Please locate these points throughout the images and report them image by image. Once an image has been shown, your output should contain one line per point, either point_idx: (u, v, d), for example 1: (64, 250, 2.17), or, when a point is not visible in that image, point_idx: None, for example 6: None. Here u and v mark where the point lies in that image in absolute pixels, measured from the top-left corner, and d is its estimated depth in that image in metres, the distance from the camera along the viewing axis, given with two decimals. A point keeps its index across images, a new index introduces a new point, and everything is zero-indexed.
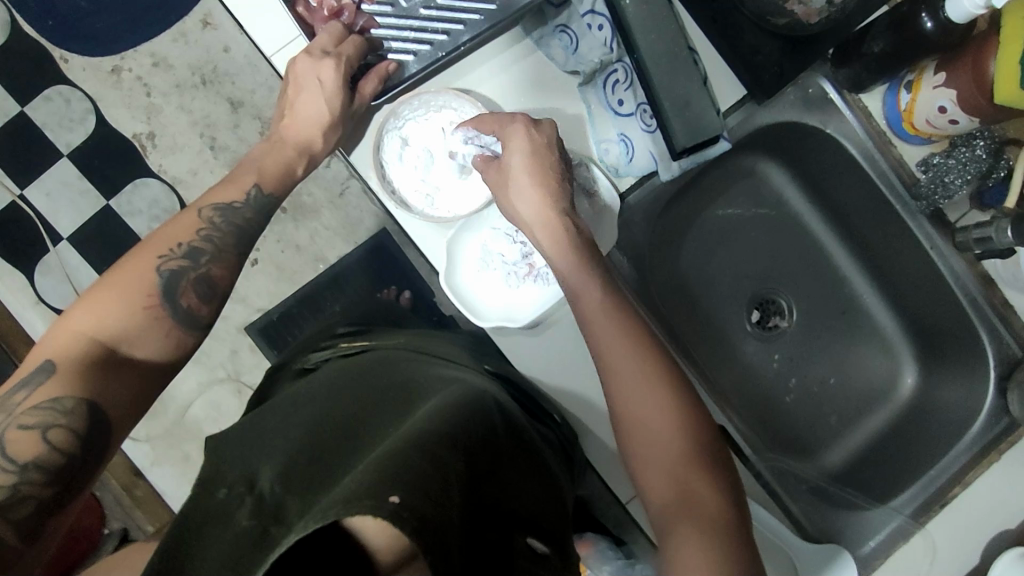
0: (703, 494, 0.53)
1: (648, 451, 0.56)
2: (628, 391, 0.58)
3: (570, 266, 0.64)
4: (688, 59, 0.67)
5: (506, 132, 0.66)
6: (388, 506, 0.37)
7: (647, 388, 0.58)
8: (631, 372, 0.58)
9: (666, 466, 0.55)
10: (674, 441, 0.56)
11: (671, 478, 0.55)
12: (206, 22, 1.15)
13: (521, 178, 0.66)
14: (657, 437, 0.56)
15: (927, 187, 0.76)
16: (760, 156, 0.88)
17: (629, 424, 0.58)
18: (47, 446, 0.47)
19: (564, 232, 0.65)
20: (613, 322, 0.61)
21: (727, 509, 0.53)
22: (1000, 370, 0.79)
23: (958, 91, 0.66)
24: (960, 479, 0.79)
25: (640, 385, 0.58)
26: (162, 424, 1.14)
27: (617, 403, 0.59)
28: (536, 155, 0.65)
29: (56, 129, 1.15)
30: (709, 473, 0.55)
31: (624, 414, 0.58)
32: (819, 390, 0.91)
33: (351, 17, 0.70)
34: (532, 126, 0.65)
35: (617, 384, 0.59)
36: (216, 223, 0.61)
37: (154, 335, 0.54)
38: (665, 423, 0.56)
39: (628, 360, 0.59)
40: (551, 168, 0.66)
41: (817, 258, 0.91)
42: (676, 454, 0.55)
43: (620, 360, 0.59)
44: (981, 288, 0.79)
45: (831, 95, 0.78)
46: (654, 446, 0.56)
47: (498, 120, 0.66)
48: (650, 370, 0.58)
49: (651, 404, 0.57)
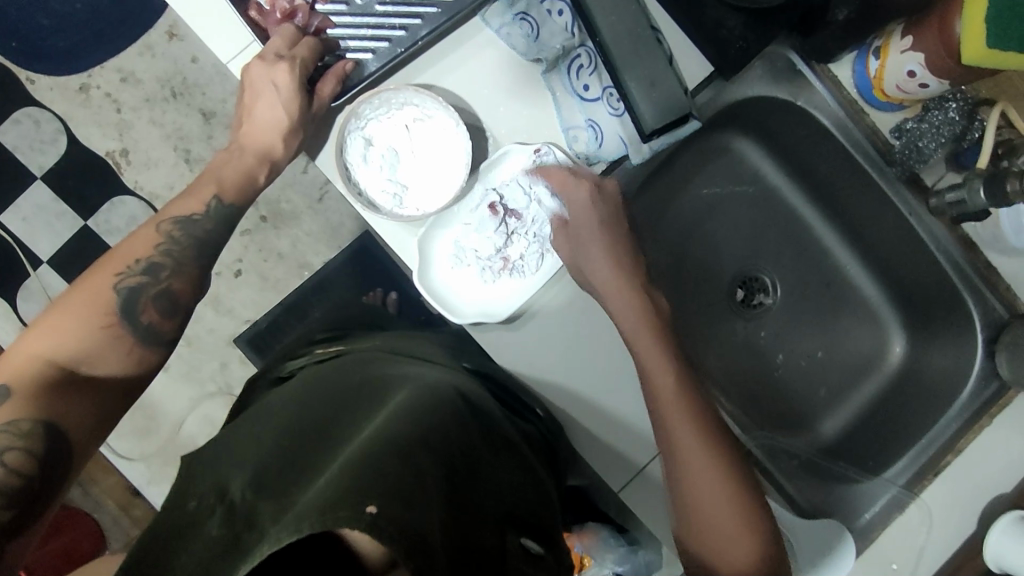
0: (752, 560, 0.62)
1: (707, 525, 0.63)
2: (693, 464, 0.63)
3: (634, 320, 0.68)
4: (652, 38, 0.66)
5: (571, 194, 0.69)
6: (365, 517, 0.36)
7: (710, 460, 0.63)
8: (694, 449, 0.64)
9: (724, 537, 0.62)
10: (735, 516, 0.63)
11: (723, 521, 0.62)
12: (172, 33, 1.13)
13: (593, 240, 0.70)
14: (718, 509, 0.63)
15: (901, 153, 0.76)
16: (734, 133, 0.87)
17: (688, 494, 0.63)
18: (5, 468, 0.46)
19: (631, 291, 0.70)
20: (677, 404, 0.65)
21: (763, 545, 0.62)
22: (988, 333, 0.78)
23: (926, 52, 0.64)
24: (953, 445, 0.78)
25: (702, 460, 0.63)
26: (157, 442, 1.13)
27: (679, 471, 0.64)
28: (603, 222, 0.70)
29: (27, 152, 1.13)
30: (758, 533, 0.62)
31: (687, 484, 0.63)
32: (808, 363, 0.90)
33: (305, 18, 0.69)
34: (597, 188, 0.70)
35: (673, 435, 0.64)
36: (175, 236, 0.59)
37: (115, 354, 0.53)
38: (726, 495, 0.63)
39: (695, 443, 0.64)
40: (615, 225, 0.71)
41: (800, 233, 0.91)
42: (736, 528, 0.62)
43: (686, 437, 0.64)
44: (965, 253, 0.77)
45: (800, 66, 0.77)
46: (716, 516, 0.63)
47: (565, 177, 0.69)
48: (705, 446, 0.64)
49: (712, 475, 0.63)
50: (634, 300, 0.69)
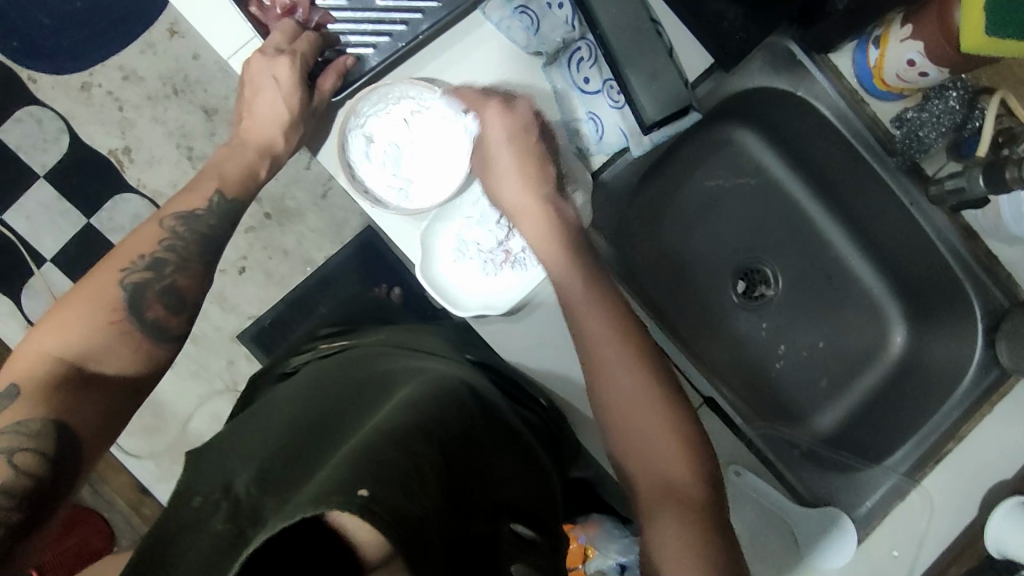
0: (683, 482, 0.56)
1: (637, 451, 0.58)
2: (618, 389, 0.60)
3: (561, 260, 0.67)
4: (652, 31, 0.66)
5: (483, 112, 0.69)
6: (358, 500, 0.36)
7: (638, 383, 0.60)
8: (620, 372, 0.60)
9: (652, 462, 0.57)
10: (668, 451, 0.57)
11: (654, 459, 0.57)
12: (173, 31, 1.13)
13: (506, 158, 0.71)
14: (648, 432, 0.58)
15: (901, 142, 0.76)
16: (734, 125, 0.87)
17: (617, 419, 0.59)
18: (16, 469, 0.46)
19: (545, 213, 0.71)
20: (602, 325, 0.63)
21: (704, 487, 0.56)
22: (988, 321, 0.78)
23: (925, 42, 0.65)
24: (954, 433, 0.79)
25: (636, 393, 0.59)
26: (164, 438, 1.14)
27: (604, 399, 0.61)
28: (515, 138, 0.71)
29: (31, 151, 1.14)
30: (689, 456, 0.57)
31: (612, 411, 0.60)
32: (810, 354, 0.91)
33: (305, 13, 0.70)
34: (507, 107, 0.69)
35: (601, 367, 0.61)
36: (179, 232, 0.60)
37: (122, 350, 0.53)
38: (655, 420, 0.58)
39: (619, 364, 0.61)
40: (534, 146, 0.71)
41: (802, 225, 0.91)
42: (664, 451, 0.57)
43: (611, 359, 0.61)
44: (964, 242, 0.78)
45: (799, 56, 0.77)
46: (645, 441, 0.58)
47: (474, 98, 0.69)
48: (636, 372, 0.60)
49: (640, 396, 0.59)
50: (547, 218, 0.70)
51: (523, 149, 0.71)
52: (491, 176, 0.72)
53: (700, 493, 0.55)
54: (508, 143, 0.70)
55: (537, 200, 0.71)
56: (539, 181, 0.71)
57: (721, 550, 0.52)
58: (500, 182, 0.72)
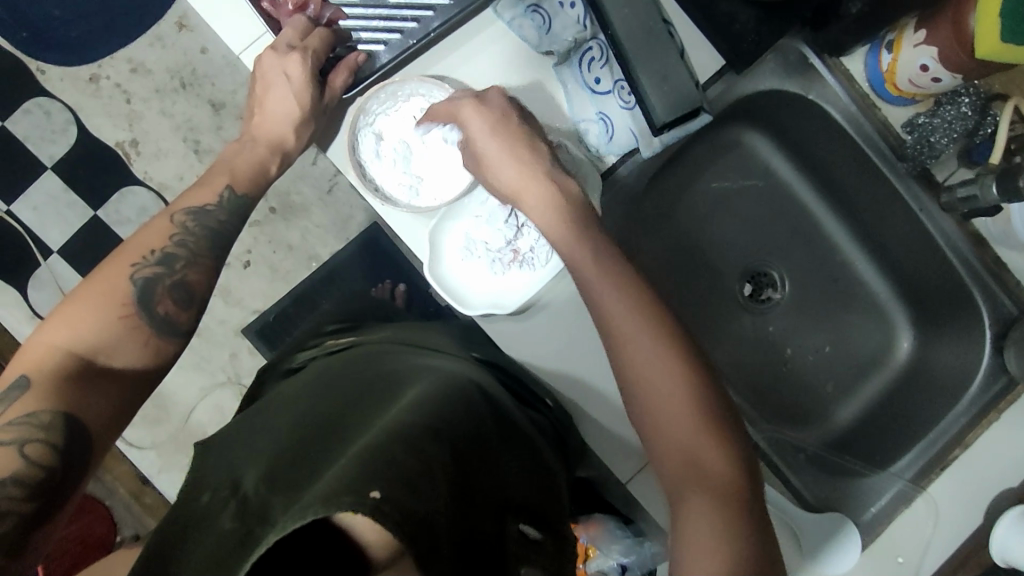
0: (711, 463, 0.52)
1: (668, 438, 0.54)
2: (648, 372, 0.55)
3: (564, 236, 0.62)
4: (664, 32, 0.66)
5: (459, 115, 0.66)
6: (369, 502, 0.37)
7: (671, 365, 0.54)
8: (639, 347, 0.56)
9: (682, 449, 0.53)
10: (694, 429, 0.53)
11: (680, 438, 0.53)
12: (182, 24, 1.13)
13: (496, 143, 0.65)
14: (681, 418, 0.53)
15: (913, 148, 0.75)
16: (744, 127, 0.87)
17: (647, 404, 0.55)
18: (25, 460, 0.46)
19: (545, 189, 0.64)
20: (626, 305, 0.57)
21: (732, 464, 0.53)
22: (997, 329, 0.78)
23: (939, 48, 0.64)
24: (960, 440, 0.79)
25: (658, 369, 0.55)
26: (167, 430, 1.14)
27: (631, 380, 0.56)
28: (504, 119, 0.65)
29: (37, 141, 1.14)
30: (723, 445, 0.53)
31: (641, 393, 0.55)
32: (816, 358, 0.91)
33: (317, 9, 0.70)
34: (482, 103, 0.65)
35: (622, 342, 0.56)
36: (189, 227, 0.60)
37: (132, 344, 0.53)
38: (687, 406, 0.54)
39: (648, 345, 0.55)
40: (520, 130, 0.65)
41: (810, 229, 0.90)
42: (697, 440, 0.53)
43: (642, 340, 0.56)
44: (973, 248, 0.77)
45: (811, 59, 0.77)
46: (677, 429, 0.54)
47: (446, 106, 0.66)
48: (670, 354, 0.55)
49: (672, 381, 0.54)
50: (548, 200, 0.64)
51: (516, 133, 0.65)
52: (483, 156, 0.66)
53: (736, 486, 0.52)
54: (495, 128, 0.65)
55: (539, 177, 0.64)
56: (534, 162, 0.65)
57: (752, 529, 0.50)
58: (494, 162, 0.66)
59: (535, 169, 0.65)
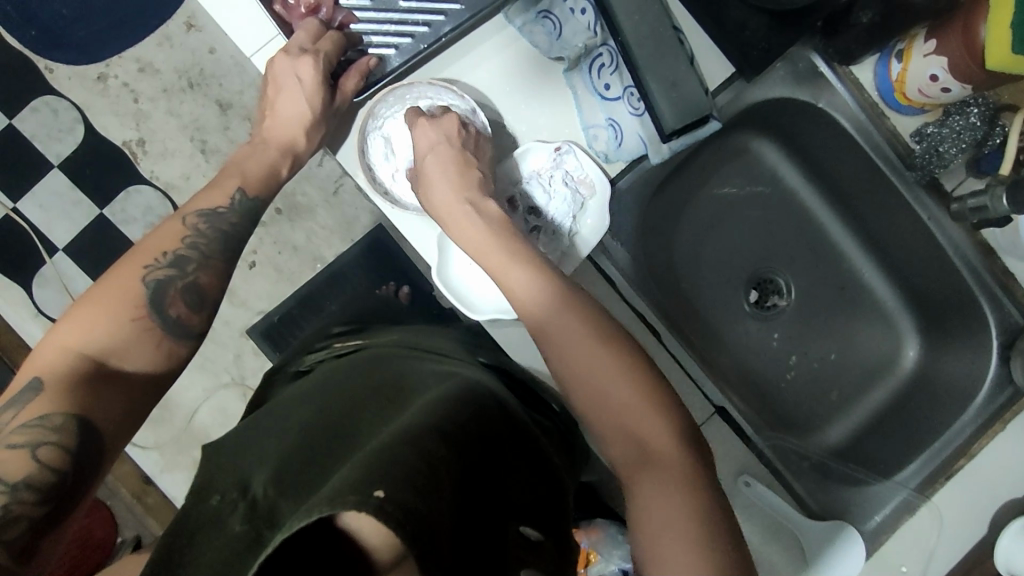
0: (665, 451, 0.51)
1: (622, 441, 0.52)
2: (595, 377, 0.54)
3: (501, 248, 0.61)
4: (674, 38, 0.66)
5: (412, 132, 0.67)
6: (373, 501, 0.36)
7: (615, 367, 0.53)
8: (573, 349, 0.55)
9: (639, 449, 0.52)
10: (639, 422, 0.52)
11: (627, 435, 0.52)
12: (190, 24, 1.14)
13: (434, 167, 0.65)
14: (634, 417, 0.52)
15: (922, 157, 0.75)
16: (752, 135, 0.87)
17: (598, 409, 0.54)
18: (38, 464, 0.46)
19: (468, 214, 0.63)
20: (567, 312, 0.56)
21: (684, 449, 0.51)
22: (1002, 339, 0.78)
23: (949, 57, 0.64)
24: (966, 450, 0.79)
25: (595, 366, 0.54)
26: (170, 430, 1.14)
27: (579, 387, 0.55)
28: (446, 142, 0.66)
29: (45, 140, 1.14)
30: (679, 438, 0.52)
31: (590, 400, 0.54)
32: (820, 366, 0.91)
33: (329, 12, 0.70)
34: (434, 124, 0.66)
35: (558, 349, 0.56)
36: (200, 230, 0.60)
37: (144, 347, 0.54)
38: (631, 401, 0.52)
39: (591, 348, 0.54)
40: (466, 155, 0.66)
41: (816, 237, 0.91)
42: (647, 434, 0.52)
43: (585, 344, 0.54)
44: (981, 258, 0.77)
45: (821, 67, 0.77)
46: (632, 429, 0.52)
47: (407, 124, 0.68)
48: (614, 355, 0.54)
49: (619, 382, 0.53)
50: (477, 225, 0.62)
51: (456, 155, 0.65)
52: (422, 179, 0.66)
53: (699, 478, 0.50)
54: (435, 152, 0.65)
55: (462, 203, 0.63)
56: (467, 185, 0.64)
57: (713, 511, 0.49)
58: (429, 185, 0.65)
59: (463, 194, 0.64)
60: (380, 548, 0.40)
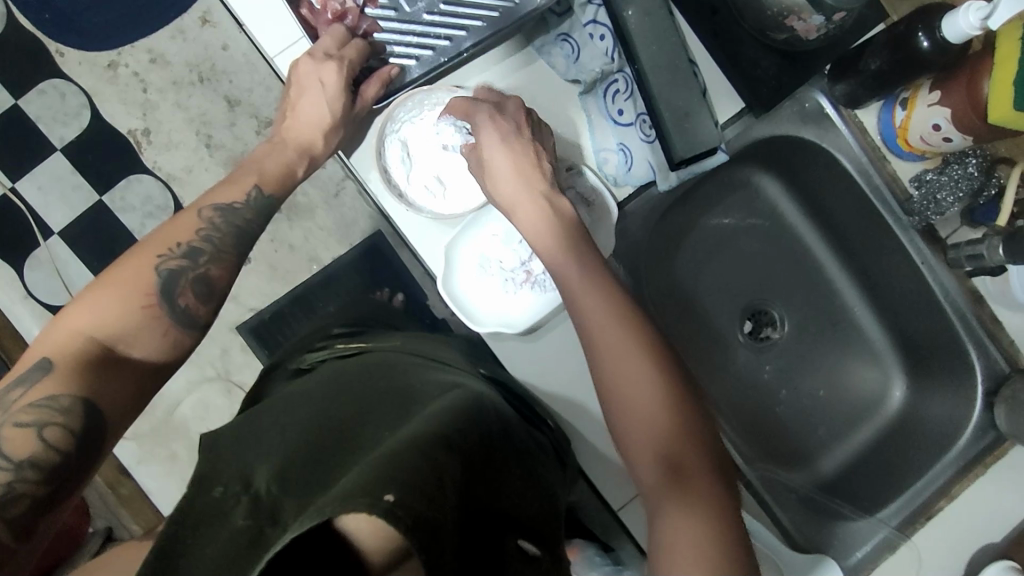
0: (685, 467, 0.53)
1: (645, 454, 0.55)
2: (630, 398, 0.56)
3: (553, 248, 0.64)
4: (689, 70, 0.68)
5: (474, 121, 0.68)
6: (383, 504, 0.37)
7: (650, 386, 0.56)
8: (617, 355, 0.57)
9: (660, 466, 0.54)
10: (669, 432, 0.55)
11: (657, 452, 0.54)
12: (205, 19, 1.15)
13: (505, 169, 0.67)
14: (657, 433, 0.55)
15: (919, 203, 0.77)
16: (755, 169, 0.89)
17: (623, 424, 0.57)
18: (43, 444, 0.47)
19: (540, 209, 0.66)
20: (611, 327, 0.59)
21: (707, 469, 0.54)
22: (988, 385, 0.80)
23: (952, 109, 0.67)
24: (946, 491, 0.80)
25: (631, 370, 0.57)
26: (150, 420, 1.13)
27: (611, 406, 0.57)
28: (511, 141, 0.67)
29: (49, 123, 1.14)
30: (696, 458, 0.54)
31: (624, 418, 0.57)
32: (810, 402, 0.92)
33: (355, 21, 0.71)
34: (498, 115, 0.67)
35: (601, 354, 0.58)
36: (216, 223, 0.61)
37: (152, 335, 0.54)
38: (658, 412, 0.55)
39: (629, 365, 0.57)
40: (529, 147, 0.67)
41: (810, 272, 0.92)
42: (668, 445, 0.54)
43: (623, 362, 0.57)
44: (971, 305, 0.80)
45: (826, 109, 0.79)
46: (658, 450, 0.54)
47: (466, 106, 0.68)
48: (652, 376, 0.56)
49: (652, 405, 0.56)
50: (541, 218, 0.66)
51: (524, 148, 0.67)
52: (485, 168, 0.68)
53: (712, 495, 0.52)
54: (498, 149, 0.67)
55: (525, 207, 0.66)
56: (538, 178, 0.67)
57: (730, 537, 0.50)
58: (495, 176, 0.68)
59: (531, 187, 0.67)
60: (371, 555, 0.40)
